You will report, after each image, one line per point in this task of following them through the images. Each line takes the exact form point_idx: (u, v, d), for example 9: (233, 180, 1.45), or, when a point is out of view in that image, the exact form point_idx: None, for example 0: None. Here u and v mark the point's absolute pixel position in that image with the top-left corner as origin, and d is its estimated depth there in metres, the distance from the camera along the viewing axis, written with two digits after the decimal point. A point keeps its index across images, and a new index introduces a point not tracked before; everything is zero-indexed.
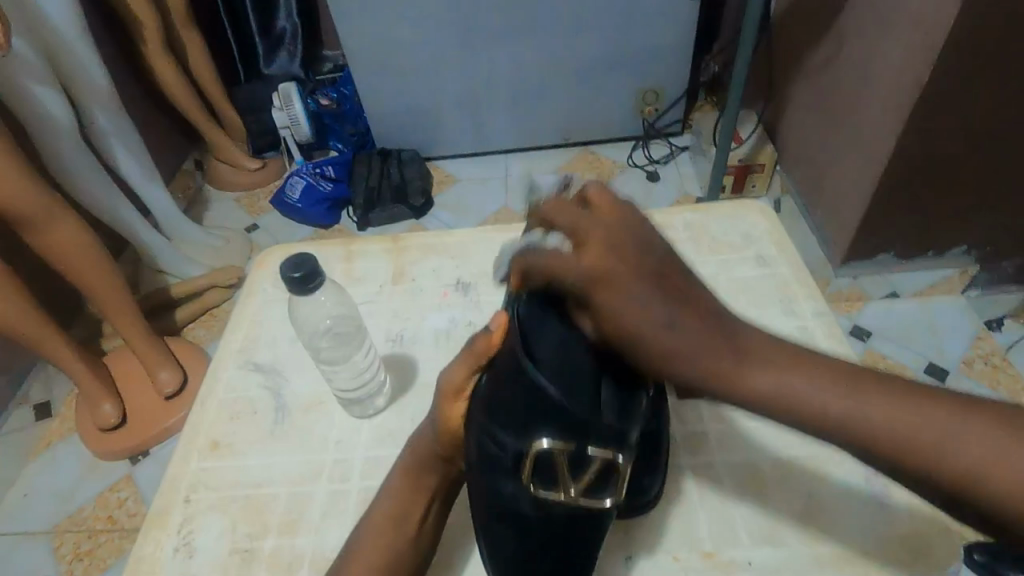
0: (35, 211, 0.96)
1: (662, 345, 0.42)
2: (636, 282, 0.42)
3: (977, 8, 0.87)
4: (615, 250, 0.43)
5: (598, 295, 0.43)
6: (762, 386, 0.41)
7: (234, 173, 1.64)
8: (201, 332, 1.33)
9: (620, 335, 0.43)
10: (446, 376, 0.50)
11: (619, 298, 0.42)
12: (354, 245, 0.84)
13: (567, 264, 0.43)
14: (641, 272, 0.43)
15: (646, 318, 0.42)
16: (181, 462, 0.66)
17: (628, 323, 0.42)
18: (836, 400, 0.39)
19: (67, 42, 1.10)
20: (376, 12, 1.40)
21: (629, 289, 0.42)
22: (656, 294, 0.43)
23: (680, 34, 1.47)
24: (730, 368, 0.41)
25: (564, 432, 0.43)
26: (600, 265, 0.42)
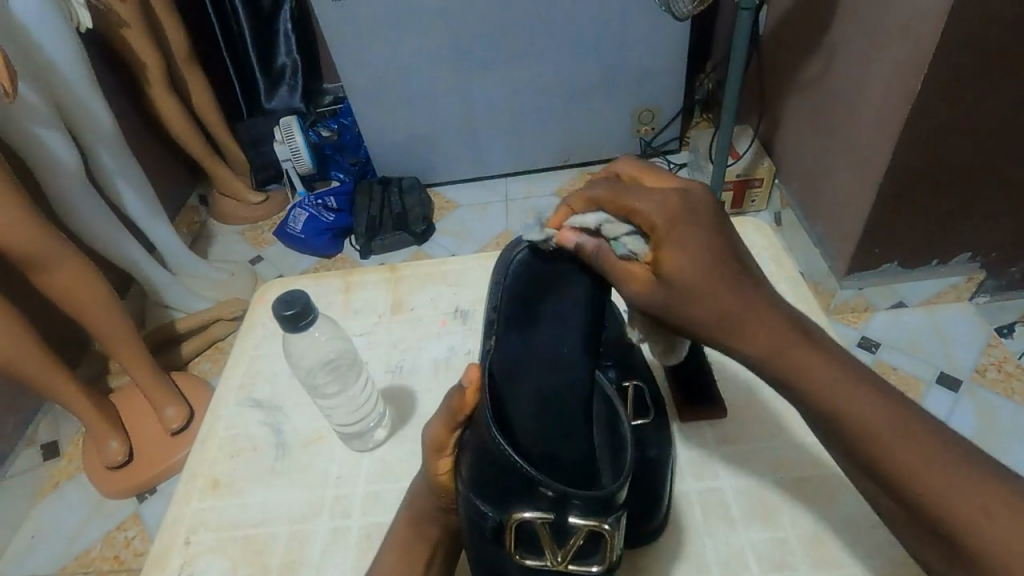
0: (41, 251, 0.97)
1: (719, 298, 0.44)
2: (701, 227, 0.44)
3: (963, 17, 0.88)
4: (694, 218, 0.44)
5: (671, 238, 0.44)
6: (809, 372, 0.43)
7: (236, 207, 1.66)
8: (207, 366, 1.34)
9: (684, 284, 0.44)
10: (429, 432, 0.50)
11: (686, 247, 0.43)
12: (351, 277, 0.84)
13: (628, 193, 0.46)
14: (715, 234, 0.44)
15: (710, 276, 0.43)
16: (182, 502, 0.66)
17: (693, 273, 0.43)
18: (857, 400, 0.41)
19: (72, 86, 1.12)
20: (374, 43, 1.44)
21: (694, 241, 0.44)
22: (718, 249, 0.44)
23: (671, 54, 1.49)
24: (790, 341, 0.44)
25: (539, 501, 0.43)
26: (680, 207, 0.44)
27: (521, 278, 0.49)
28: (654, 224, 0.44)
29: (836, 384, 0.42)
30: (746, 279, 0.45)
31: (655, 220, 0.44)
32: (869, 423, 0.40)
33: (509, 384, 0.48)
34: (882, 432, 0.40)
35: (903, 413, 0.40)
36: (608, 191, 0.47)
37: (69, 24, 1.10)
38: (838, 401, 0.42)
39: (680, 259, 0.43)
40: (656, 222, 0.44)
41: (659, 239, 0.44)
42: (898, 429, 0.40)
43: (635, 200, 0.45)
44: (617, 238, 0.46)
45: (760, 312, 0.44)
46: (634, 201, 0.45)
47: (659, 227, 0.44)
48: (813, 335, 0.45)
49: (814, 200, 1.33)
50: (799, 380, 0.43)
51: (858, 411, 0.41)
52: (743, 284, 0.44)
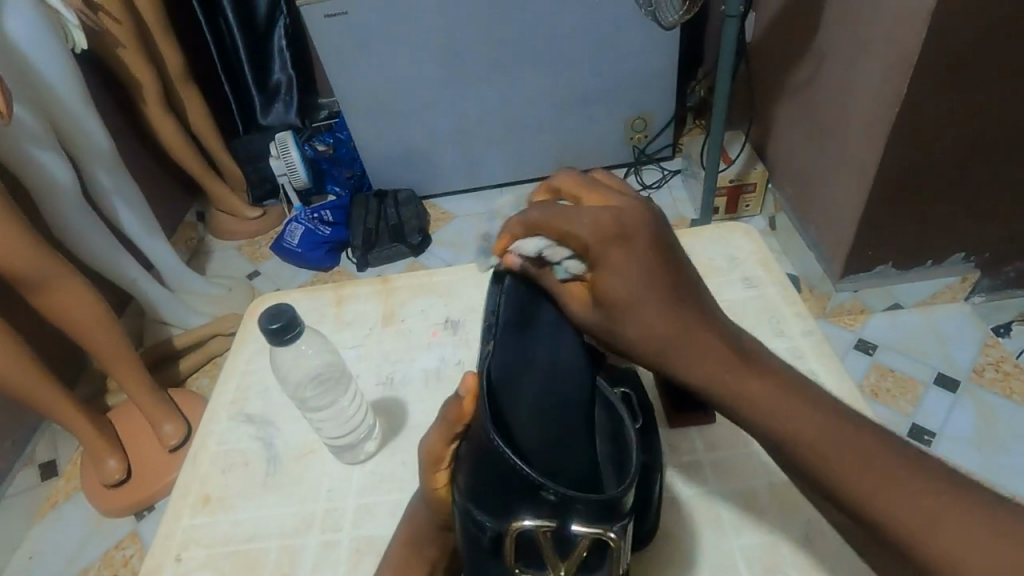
0: (36, 269, 0.97)
1: (646, 320, 0.48)
2: (638, 247, 0.47)
3: (946, 20, 0.89)
4: (623, 240, 0.47)
5: (607, 259, 0.47)
6: (753, 396, 0.43)
7: (233, 222, 1.67)
8: (205, 382, 1.34)
9: (616, 304, 0.48)
10: (424, 447, 0.50)
11: (620, 270, 0.47)
12: (343, 290, 0.84)
13: (563, 215, 0.47)
14: (650, 255, 0.47)
15: (642, 298, 0.47)
16: (173, 519, 0.66)
17: (626, 297, 0.47)
18: (800, 420, 0.41)
19: (68, 107, 1.13)
20: (367, 58, 1.45)
21: (627, 261, 0.47)
22: (654, 273, 0.47)
23: (662, 61, 1.50)
24: (727, 364, 0.45)
25: (540, 509, 0.42)
26: (616, 223, 0.46)
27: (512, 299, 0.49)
28: (587, 245, 0.47)
29: (779, 402, 0.42)
30: (680, 300, 0.48)
31: (586, 243, 0.47)
32: (811, 442, 0.40)
33: (509, 389, 0.45)
34: (830, 451, 0.39)
35: (849, 429, 0.40)
36: (541, 214, 0.47)
37: (64, 45, 1.11)
38: (784, 421, 0.41)
39: (611, 282, 0.47)
40: (590, 244, 0.47)
41: (594, 260, 0.47)
42: (848, 447, 0.39)
43: (572, 221, 0.47)
44: (559, 262, 0.49)
45: (692, 334, 0.47)
46: (570, 221, 0.47)
47: (591, 248, 0.47)
48: (756, 358, 0.46)
49: (807, 204, 1.34)
50: (744, 404, 0.44)
51: (800, 430, 0.41)
52: (676, 306, 0.48)
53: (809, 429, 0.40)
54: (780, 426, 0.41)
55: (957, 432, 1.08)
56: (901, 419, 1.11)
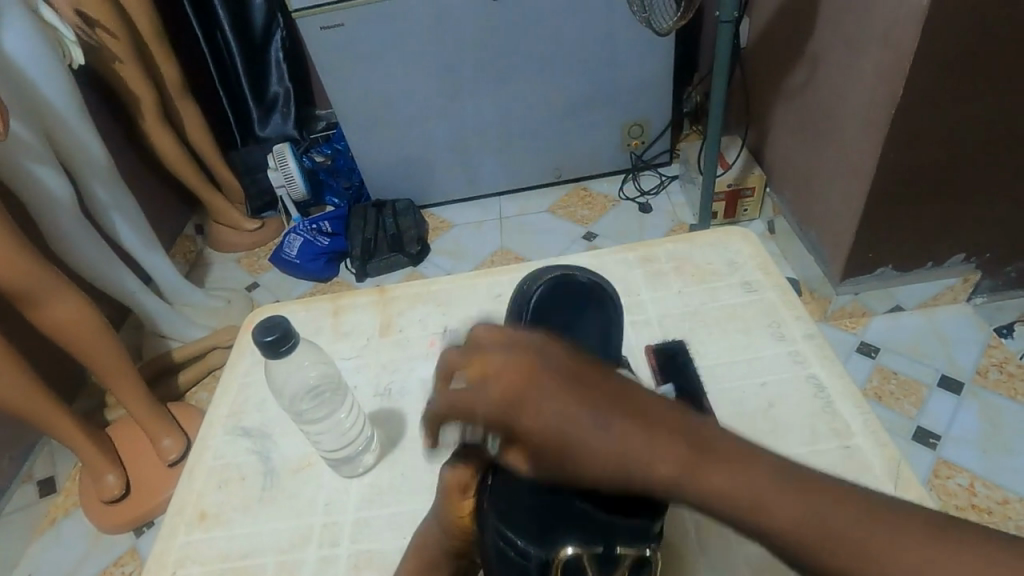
0: (34, 285, 0.97)
1: (590, 447, 0.35)
2: (542, 381, 0.36)
3: (939, 22, 0.89)
4: (520, 379, 0.36)
5: (517, 418, 0.36)
6: (728, 494, 0.33)
7: (231, 234, 1.67)
8: (204, 395, 1.34)
9: (547, 451, 0.36)
10: (450, 473, 0.49)
11: (534, 418, 0.36)
12: (340, 300, 0.84)
13: (464, 393, 0.38)
14: (553, 377, 0.36)
15: (566, 429, 0.35)
16: (171, 535, 0.65)
17: (552, 433, 0.35)
18: (781, 505, 0.32)
19: (66, 123, 1.14)
20: (364, 69, 1.45)
21: (541, 399, 0.36)
22: (566, 397, 0.35)
23: (657, 67, 1.51)
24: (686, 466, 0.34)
25: (584, 533, 0.41)
26: (501, 388, 0.36)
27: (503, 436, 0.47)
28: (492, 417, 0.37)
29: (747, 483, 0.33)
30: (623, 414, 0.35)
31: (491, 410, 0.37)
32: (798, 523, 0.31)
33: None
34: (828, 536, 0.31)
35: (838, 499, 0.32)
36: (445, 403, 0.39)
37: (61, 61, 1.12)
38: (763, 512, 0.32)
39: (535, 434, 0.36)
40: (492, 416, 0.37)
41: (513, 429, 0.37)
42: (854, 527, 0.31)
43: (468, 396, 0.38)
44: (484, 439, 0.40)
45: (664, 449, 0.34)
46: (465, 400, 0.38)
47: (501, 417, 0.37)
48: (712, 438, 0.35)
49: (806, 207, 1.34)
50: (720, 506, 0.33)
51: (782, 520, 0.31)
52: (611, 415, 0.35)
53: (794, 512, 0.32)
54: (769, 519, 0.32)
55: (962, 435, 1.07)
56: (906, 422, 1.10)
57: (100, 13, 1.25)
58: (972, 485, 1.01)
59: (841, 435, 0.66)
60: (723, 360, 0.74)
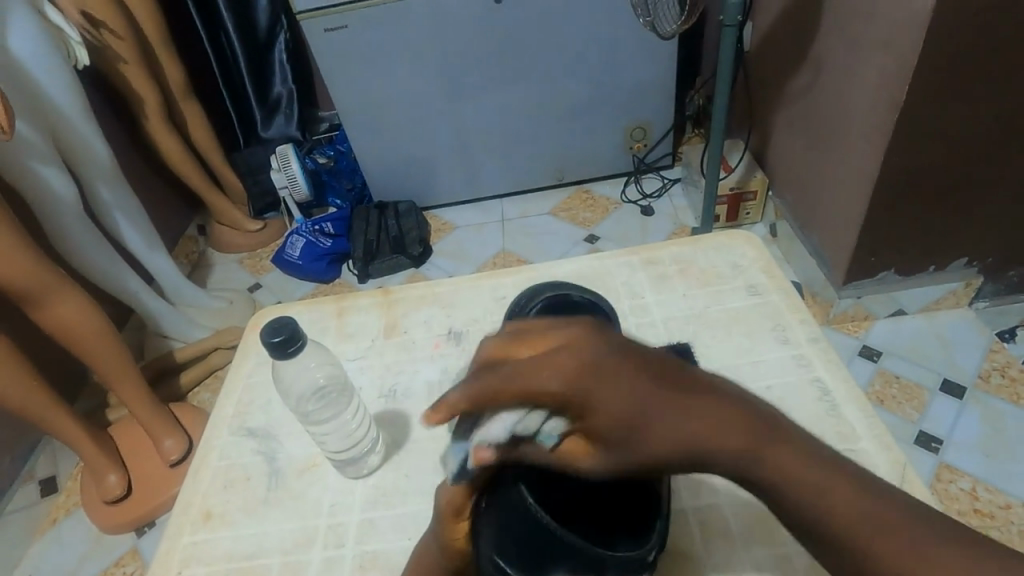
0: (38, 285, 0.97)
1: (661, 427, 0.37)
2: (616, 363, 0.38)
3: (942, 28, 0.89)
4: (592, 364, 0.37)
5: (587, 400, 0.37)
6: (788, 471, 0.37)
7: (234, 235, 1.67)
8: (207, 396, 1.34)
9: (617, 433, 0.37)
10: (443, 498, 0.49)
11: (606, 399, 0.37)
12: (344, 301, 0.84)
13: (517, 379, 0.37)
14: (626, 360, 0.38)
15: (640, 408, 0.37)
16: (175, 535, 0.65)
17: (625, 415, 0.37)
18: (835, 489, 0.36)
19: (71, 123, 1.14)
20: (368, 70, 1.46)
21: (612, 382, 0.37)
22: (638, 379, 0.38)
23: (660, 71, 1.51)
24: (752, 445, 0.37)
25: (576, 564, 0.42)
26: (576, 365, 0.37)
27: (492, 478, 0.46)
28: (563, 397, 0.37)
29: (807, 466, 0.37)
30: (687, 391, 0.38)
31: (564, 388, 0.37)
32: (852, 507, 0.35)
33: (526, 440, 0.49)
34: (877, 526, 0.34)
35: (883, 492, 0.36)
36: (499, 387, 0.38)
37: (66, 62, 1.12)
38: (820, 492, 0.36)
39: (603, 416, 0.37)
40: (563, 392, 0.37)
41: (581, 408, 0.37)
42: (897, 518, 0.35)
43: (531, 380, 0.37)
44: (537, 429, 0.39)
45: (726, 423, 0.38)
46: (528, 380, 0.37)
47: (570, 395, 0.37)
48: (773, 421, 0.39)
49: (808, 211, 1.34)
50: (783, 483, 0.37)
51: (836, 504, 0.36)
52: (683, 399, 0.38)
53: (847, 495, 0.36)
54: (824, 491, 0.36)
55: (965, 440, 1.07)
56: (908, 426, 1.10)
57: (105, 14, 1.26)
58: (974, 489, 1.01)
59: (845, 439, 0.66)
60: (726, 363, 0.75)
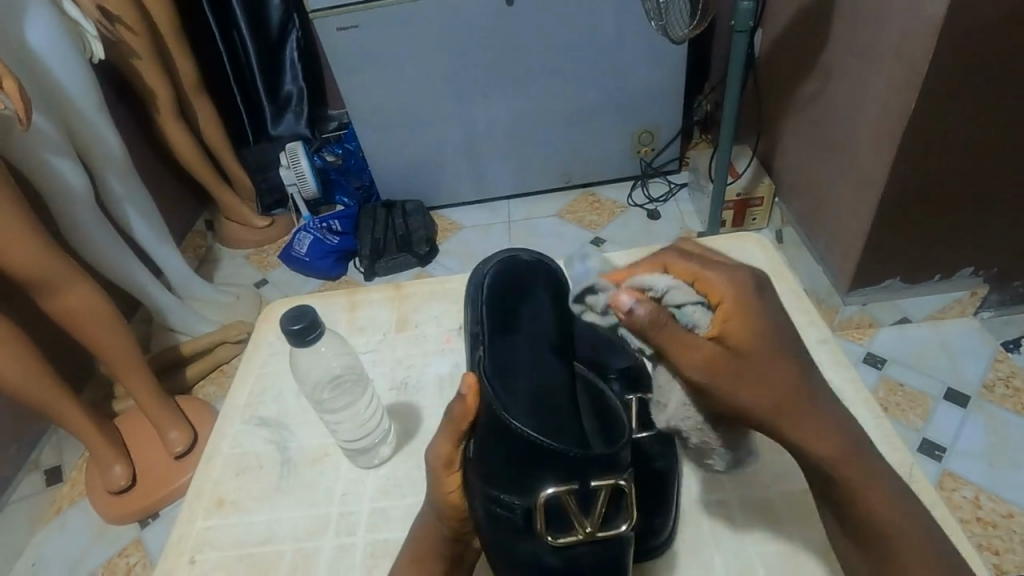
0: (49, 275, 0.98)
1: (769, 377, 0.45)
2: (766, 310, 0.46)
3: (951, 37, 0.90)
4: (749, 302, 0.45)
5: (735, 319, 0.45)
6: (840, 464, 0.47)
7: (242, 231, 1.68)
8: (212, 389, 1.34)
9: (739, 359, 0.45)
10: (433, 453, 0.51)
11: (747, 329, 0.45)
12: (356, 296, 0.85)
13: (697, 265, 0.48)
14: (778, 319, 0.46)
15: (770, 348, 0.45)
16: (188, 521, 0.66)
17: (754, 348, 0.45)
18: (870, 487, 0.47)
19: (85, 116, 1.15)
20: (379, 69, 1.47)
21: (756, 323, 0.45)
22: (778, 334, 0.45)
23: (670, 75, 1.52)
24: (825, 434, 0.46)
25: (560, 473, 0.44)
26: (745, 292, 0.46)
27: (494, 286, 0.58)
28: (725, 301, 0.45)
29: (858, 469, 0.47)
30: (801, 369, 0.46)
31: (724, 297, 0.45)
32: (875, 503, 0.47)
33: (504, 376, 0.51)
34: (882, 522, 0.47)
35: (900, 504, 0.47)
36: (677, 262, 0.49)
37: (82, 55, 1.14)
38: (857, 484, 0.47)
39: (739, 336, 0.45)
40: (727, 295, 0.45)
41: (727, 315, 0.45)
42: (904, 526, 0.47)
43: (704, 273, 0.47)
44: (683, 306, 0.46)
45: (812, 411, 0.46)
46: (710, 278, 0.47)
47: (728, 301, 0.45)
48: (845, 424, 0.48)
49: (814, 217, 1.34)
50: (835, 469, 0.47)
51: (871, 497, 0.47)
52: (797, 374, 0.46)
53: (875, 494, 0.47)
54: (857, 487, 0.47)
55: (969, 448, 1.07)
56: (911, 434, 1.10)
57: (121, 10, 1.27)
58: (978, 497, 1.02)
59: None
60: None
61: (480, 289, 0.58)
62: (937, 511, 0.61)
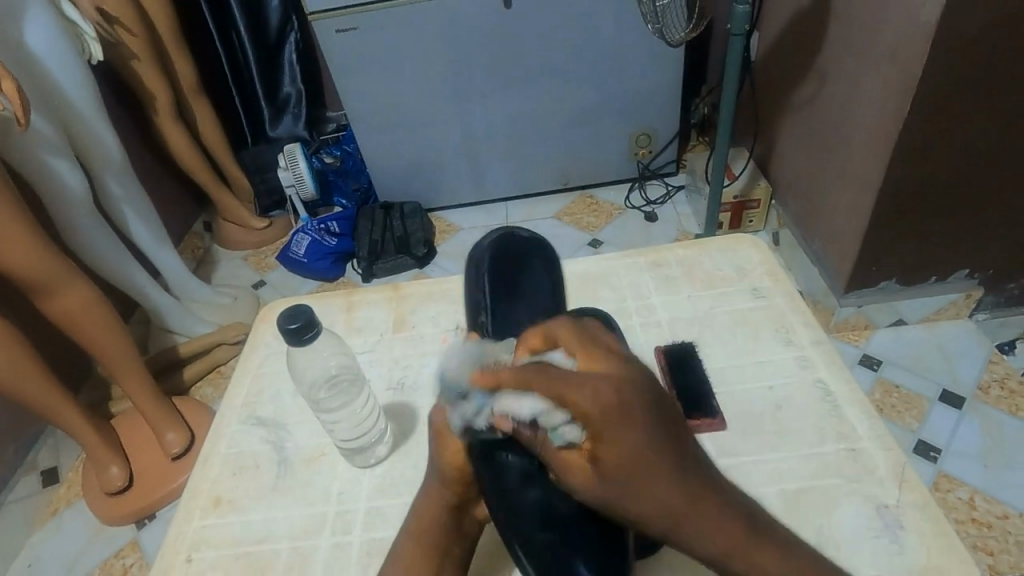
0: (47, 276, 0.98)
1: (657, 491, 0.43)
2: (639, 423, 0.42)
3: (945, 41, 0.91)
4: (622, 414, 0.42)
5: (607, 434, 0.42)
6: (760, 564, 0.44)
7: (240, 232, 1.68)
8: (209, 391, 1.34)
9: (618, 472, 0.43)
10: (437, 415, 0.56)
11: (623, 441, 0.42)
12: (354, 296, 0.85)
13: (559, 378, 0.42)
14: (653, 427, 0.43)
15: (646, 462, 0.42)
16: (185, 520, 0.66)
17: (630, 463, 0.42)
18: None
19: (84, 117, 1.15)
20: (377, 71, 1.47)
21: (631, 435, 0.42)
22: (659, 444, 0.43)
23: (667, 78, 1.52)
24: (732, 537, 0.44)
25: None
26: (618, 398, 0.42)
27: (494, 259, 0.71)
28: (588, 416, 0.42)
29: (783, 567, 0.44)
30: (693, 471, 0.44)
31: (589, 413, 0.41)
32: None
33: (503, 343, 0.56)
34: None
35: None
36: (538, 374, 0.44)
37: (81, 56, 1.14)
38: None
39: (610, 453, 0.42)
40: (593, 410, 0.41)
41: (597, 432, 0.42)
42: None
43: (569, 387, 0.42)
44: (555, 426, 0.44)
45: (714, 515, 0.44)
46: (569, 389, 0.42)
47: (593, 417, 0.42)
48: (755, 518, 0.46)
49: (810, 219, 1.35)
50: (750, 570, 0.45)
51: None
52: (688, 479, 0.44)
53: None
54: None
55: (963, 449, 1.08)
56: (907, 436, 1.10)
57: (119, 11, 1.27)
58: (972, 499, 1.02)
59: (845, 438, 0.68)
60: (728, 364, 0.76)
61: (478, 259, 0.73)
62: (928, 510, 0.61)
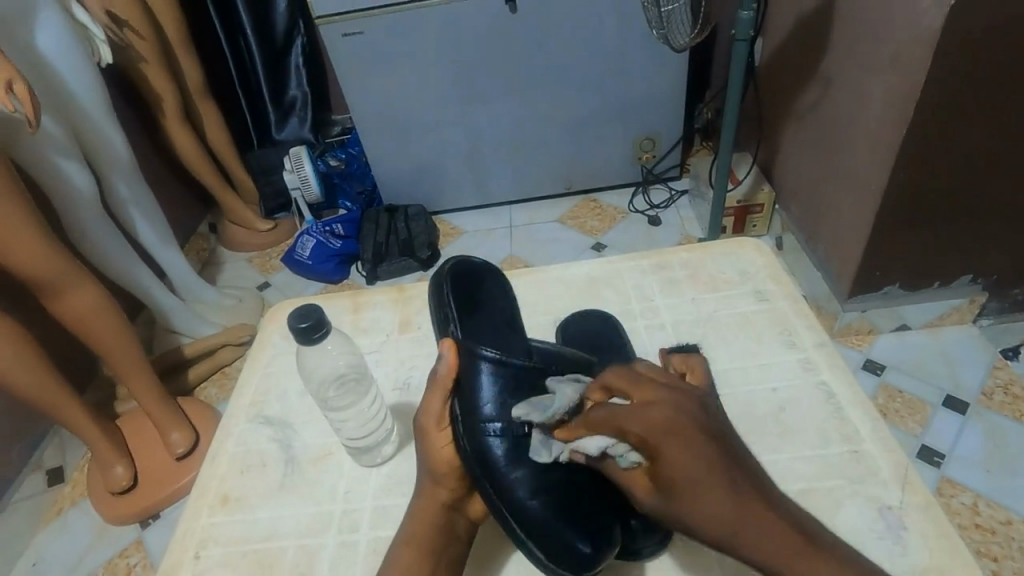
0: (55, 276, 0.99)
1: (714, 505, 0.44)
2: (691, 438, 0.46)
3: (947, 48, 0.92)
4: (674, 430, 0.46)
5: (660, 451, 0.46)
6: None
7: (245, 234, 1.69)
8: (214, 391, 1.35)
9: (675, 486, 0.45)
10: (425, 415, 0.62)
11: (678, 456, 0.45)
12: (360, 297, 0.86)
13: (619, 412, 0.49)
14: (702, 442, 0.46)
15: (702, 475, 0.44)
16: (192, 518, 0.66)
17: (685, 478, 0.45)
18: None
19: (92, 119, 1.16)
20: (383, 75, 1.48)
21: (681, 451, 0.45)
22: (711, 459, 0.45)
23: (671, 83, 1.53)
24: (798, 551, 0.43)
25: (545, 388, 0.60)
26: (667, 419, 0.46)
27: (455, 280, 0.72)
28: (642, 439, 0.47)
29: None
30: (750, 486, 0.45)
31: (643, 437, 0.47)
32: None
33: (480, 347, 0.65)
34: None
35: None
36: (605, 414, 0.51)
37: (90, 59, 1.15)
38: None
39: (666, 469, 0.46)
40: (644, 435, 0.47)
41: (653, 453, 0.46)
42: None
43: (625, 420, 0.48)
44: (620, 454, 0.51)
45: (777, 531, 0.44)
46: (624, 419, 0.49)
47: (648, 440, 0.47)
48: (817, 535, 0.45)
49: (813, 224, 1.36)
50: None
51: None
52: (744, 492, 0.45)
53: None
54: None
55: (967, 455, 1.08)
56: (910, 440, 1.10)
57: (128, 14, 1.28)
58: (976, 504, 1.02)
59: (849, 440, 0.68)
60: (732, 366, 0.76)
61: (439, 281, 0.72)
62: (932, 512, 0.62)
